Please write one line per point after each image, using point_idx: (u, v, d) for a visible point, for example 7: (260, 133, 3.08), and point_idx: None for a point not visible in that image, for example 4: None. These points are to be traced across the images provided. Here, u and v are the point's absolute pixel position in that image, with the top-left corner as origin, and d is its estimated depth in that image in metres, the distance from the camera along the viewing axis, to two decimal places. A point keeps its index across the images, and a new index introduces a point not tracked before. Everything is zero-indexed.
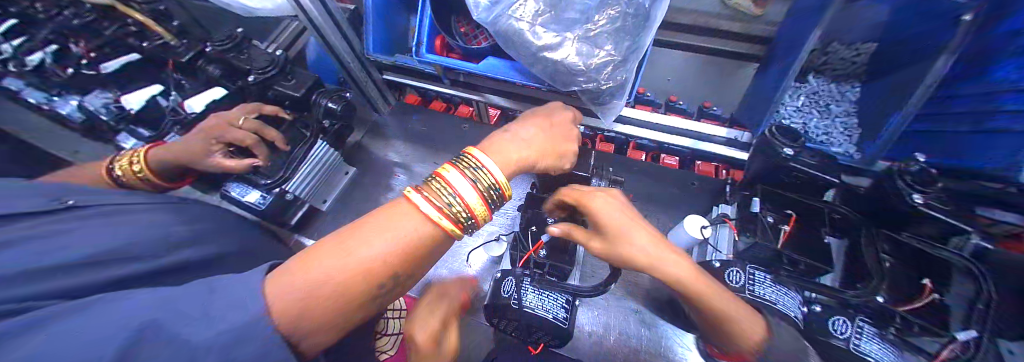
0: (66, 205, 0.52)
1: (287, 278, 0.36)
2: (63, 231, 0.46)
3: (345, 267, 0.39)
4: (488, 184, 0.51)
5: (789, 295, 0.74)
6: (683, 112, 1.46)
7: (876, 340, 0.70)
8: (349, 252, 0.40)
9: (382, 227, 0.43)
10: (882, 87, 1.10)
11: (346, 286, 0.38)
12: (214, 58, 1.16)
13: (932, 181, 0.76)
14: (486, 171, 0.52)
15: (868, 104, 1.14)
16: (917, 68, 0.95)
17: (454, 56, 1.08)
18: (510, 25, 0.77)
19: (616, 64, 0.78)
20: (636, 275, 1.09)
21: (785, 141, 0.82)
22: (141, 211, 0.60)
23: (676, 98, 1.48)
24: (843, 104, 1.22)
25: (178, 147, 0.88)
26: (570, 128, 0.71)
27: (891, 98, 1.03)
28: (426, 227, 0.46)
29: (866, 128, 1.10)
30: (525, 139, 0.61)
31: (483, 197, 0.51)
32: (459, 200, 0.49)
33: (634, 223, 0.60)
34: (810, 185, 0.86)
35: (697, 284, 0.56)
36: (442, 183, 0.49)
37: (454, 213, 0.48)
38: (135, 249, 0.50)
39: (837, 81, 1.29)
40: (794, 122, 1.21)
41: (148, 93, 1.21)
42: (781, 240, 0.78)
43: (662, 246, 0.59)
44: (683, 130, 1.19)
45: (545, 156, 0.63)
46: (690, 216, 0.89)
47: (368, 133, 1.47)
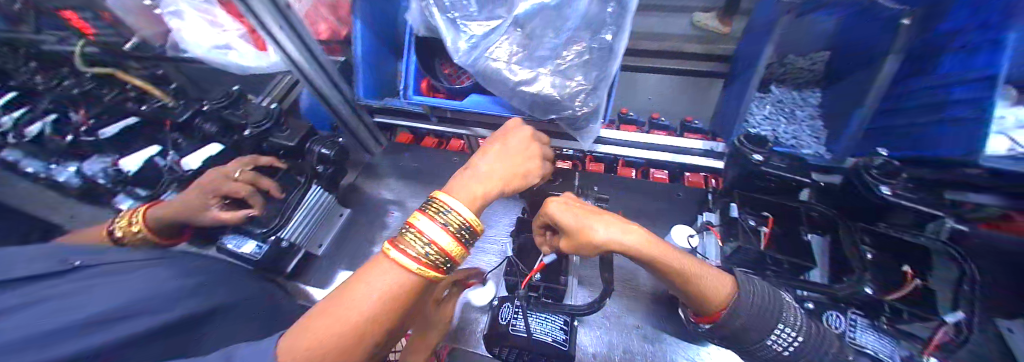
0: (73, 266, 0.53)
1: (292, 352, 0.38)
2: (69, 293, 0.47)
3: (337, 333, 0.41)
4: (459, 224, 0.55)
5: None
6: (664, 127, 1.53)
7: (870, 331, 0.73)
8: (341, 313, 0.42)
9: (366, 287, 0.45)
10: (842, 91, 1.18)
11: (342, 347, 0.41)
12: (211, 116, 1.23)
13: (895, 173, 0.79)
14: (454, 212, 0.55)
15: (831, 107, 1.21)
16: (869, 71, 1.03)
17: (440, 96, 1.14)
18: (488, 65, 0.84)
19: (588, 93, 0.85)
20: (634, 291, 1.10)
21: (754, 148, 0.88)
22: (139, 269, 0.61)
23: (656, 115, 1.56)
24: (807, 109, 1.30)
25: (175, 207, 0.93)
26: (529, 145, 0.74)
27: (851, 99, 1.10)
28: (407, 277, 0.48)
29: (832, 129, 1.17)
30: (488, 170, 0.65)
31: (456, 237, 0.54)
32: (433, 246, 0.52)
33: (585, 211, 0.67)
34: (786, 187, 0.91)
35: (651, 250, 0.63)
36: (414, 234, 0.52)
37: (432, 259, 0.50)
38: (132, 306, 0.51)
39: (799, 89, 1.38)
40: (764, 130, 1.25)
41: (145, 154, 1.23)
42: (763, 242, 0.80)
43: (616, 224, 0.66)
44: (661, 146, 1.26)
45: (513, 185, 0.68)
46: (677, 225, 0.97)
47: (362, 174, 1.51)
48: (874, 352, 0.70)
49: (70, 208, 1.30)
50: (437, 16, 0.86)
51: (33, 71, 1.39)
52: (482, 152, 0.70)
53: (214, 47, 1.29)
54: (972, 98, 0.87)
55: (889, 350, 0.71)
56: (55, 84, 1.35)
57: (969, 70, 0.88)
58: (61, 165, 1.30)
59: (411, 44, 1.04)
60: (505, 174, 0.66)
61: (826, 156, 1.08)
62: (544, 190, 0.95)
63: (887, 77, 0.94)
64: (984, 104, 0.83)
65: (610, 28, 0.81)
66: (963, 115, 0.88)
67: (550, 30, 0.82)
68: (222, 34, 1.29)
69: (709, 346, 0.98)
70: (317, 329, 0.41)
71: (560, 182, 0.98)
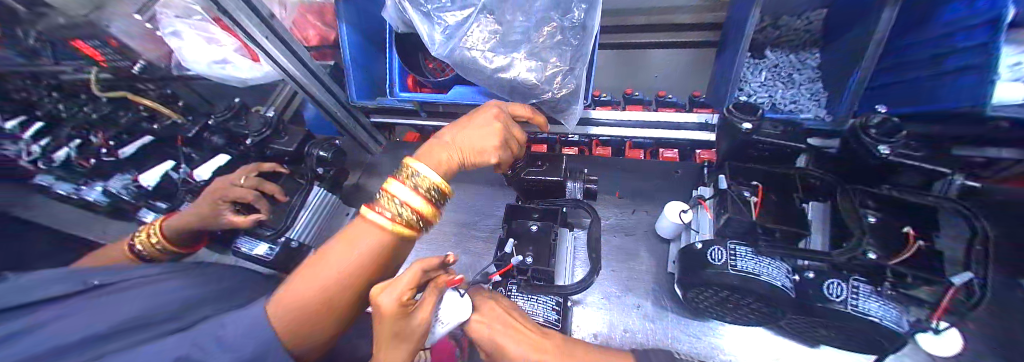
0: (92, 285, 0.59)
1: (281, 302, 0.50)
2: (89, 308, 0.52)
3: (317, 285, 0.52)
4: (428, 187, 0.62)
5: (772, 265, 0.75)
6: (674, 105, 1.51)
7: (875, 298, 0.70)
8: (322, 270, 0.53)
9: (343, 249, 0.55)
10: (840, 50, 1.12)
11: (324, 296, 0.52)
12: (217, 129, 1.30)
13: (896, 132, 0.74)
14: (423, 177, 0.63)
15: (829, 68, 1.16)
16: (864, 27, 0.98)
17: (427, 90, 1.16)
18: (464, 55, 0.84)
19: (565, 73, 0.85)
20: (634, 271, 1.11)
21: (743, 117, 0.85)
22: (160, 280, 0.66)
23: (664, 93, 1.52)
24: (806, 72, 1.24)
25: (189, 215, 0.98)
26: (493, 114, 0.75)
27: (850, 58, 1.04)
28: (383, 236, 0.57)
29: (832, 91, 1.11)
30: (451, 141, 0.71)
31: (426, 199, 0.62)
32: (406, 207, 0.59)
33: None
34: (778, 155, 0.88)
35: None
36: (385, 198, 0.60)
37: (406, 218, 0.58)
38: (147, 318, 0.54)
39: (795, 52, 1.32)
40: (759, 97, 1.22)
41: (161, 168, 1.27)
42: (755, 213, 0.78)
43: None
44: (654, 123, 1.24)
45: (482, 155, 0.71)
46: (670, 201, 0.97)
47: (364, 174, 1.57)
48: (875, 318, 0.68)
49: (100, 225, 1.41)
50: (412, 11, 0.87)
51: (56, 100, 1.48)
52: (450, 126, 0.76)
53: (212, 63, 1.34)
54: (979, 44, 0.81)
55: (893, 316, 0.69)
56: (77, 110, 1.44)
57: (973, 14, 0.82)
58: (90, 186, 1.40)
59: (393, 43, 1.05)
60: (468, 144, 0.71)
61: (825, 120, 1.02)
62: (528, 176, 0.95)
63: (884, 32, 0.88)
64: (990, 48, 0.78)
65: (579, 6, 0.80)
66: (971, 63, 0.82)
67: (519, 14, 0.82)
68: (219, 48, 1.33)
69: (712, 322, 0.98)
70: (304, 284, 0.52)
71: (546, 168, 0.97)
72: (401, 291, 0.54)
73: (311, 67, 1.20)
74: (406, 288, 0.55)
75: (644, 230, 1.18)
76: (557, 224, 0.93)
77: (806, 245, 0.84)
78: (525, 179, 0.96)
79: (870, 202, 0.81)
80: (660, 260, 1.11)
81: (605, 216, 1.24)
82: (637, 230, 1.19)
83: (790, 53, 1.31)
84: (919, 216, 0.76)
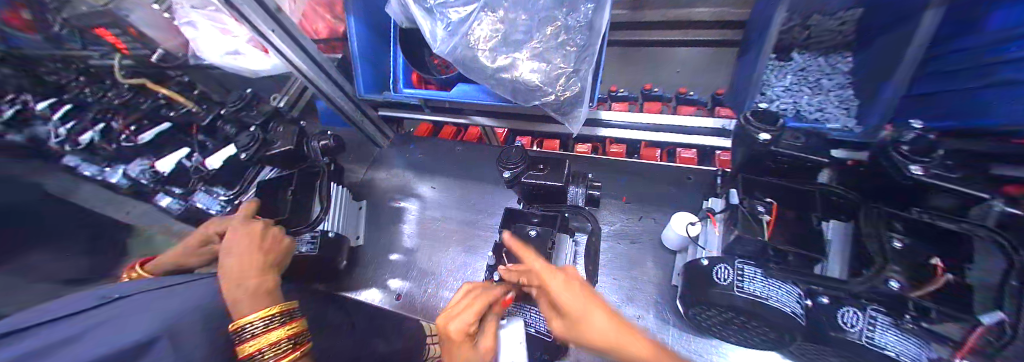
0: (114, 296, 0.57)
1: None
2: (113, 309, 0.52)
3: None
4: (269, 316, 0.63)
5: (781, 289, 0.70)
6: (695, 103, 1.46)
7: (892, 331, 0.65)
8: None
9: None
10: (874, 54, 1.04)
11: None
12: (229, 119, 1.34)
13: (931, 151, 0.67)
14: (258, 316, 0.61)
15: (862, 73, 1.08)
16: (902, 30, 0.90)
17: (431, 87, 1.13)
18: (466, 54, 0.81)
19: (567, 76, 0.81)
20: (635, 281, 1.07)
21: (760, 128, 0.79)
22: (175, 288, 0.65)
23: (685, 89, 1.48)
24: (835, 77, 1.16)
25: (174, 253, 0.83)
26: (271, 239, 0.84)
27: (885, 63, 0.96)
28: None
29: (863, 99, 1.03)
30: (241, 263, 0.73)
31: (277, 328, 0.62)
32: (278, 343, 0.61)
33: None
34: (799, 168, 0.82)
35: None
36: (246, 331, 0.59)
37: (282, 350, 0.60)
38: (185, 323, 0.54)
39: (825, 54, 1.25)
40: (783, 102, 1.15)
41: (176, 156, 1.31)
42: (766, 233, 0.73)
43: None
44: (665, 127, 1.18)
45: (270, 283, 0.73)
46: (678, 212, 0.93)
47: (371, 167, 1.58)
48: (894, 354, 0.63)
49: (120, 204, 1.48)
50: (414, 6, 0.83)
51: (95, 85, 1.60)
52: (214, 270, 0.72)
53: (225, 54, 1.36)
54: None
55: (913, 352, 0.64)
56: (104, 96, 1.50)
57: None
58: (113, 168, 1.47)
59: (396, 38, 1.02)
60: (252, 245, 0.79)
61: (854, 129, 0.94)
62: (526, 179, 0.93)
63: (928, 36, 0.80)
64: None
65: (587, 6, 0.76)
66: None
67: (522, 12, 0.77)
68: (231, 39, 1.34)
69: (715, 341, 0.94)
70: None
71: (547, 172, 0.93)
72: (466, 321, 0.63)
73: (317, 59, 1.20)
74: (471, 316, 0.64)
75: (649, 239, 1.14)
76: (556, 231, 0.90)
77: (823, 270, 0.80)
78: (524, 184, 0.93)
79: (898, 225, 0.75)
80: (665, 269, 1.07)
81: (610, 221, 1.20)
82: (642, 237, 1.15)
83: (820, 56, 1.24)
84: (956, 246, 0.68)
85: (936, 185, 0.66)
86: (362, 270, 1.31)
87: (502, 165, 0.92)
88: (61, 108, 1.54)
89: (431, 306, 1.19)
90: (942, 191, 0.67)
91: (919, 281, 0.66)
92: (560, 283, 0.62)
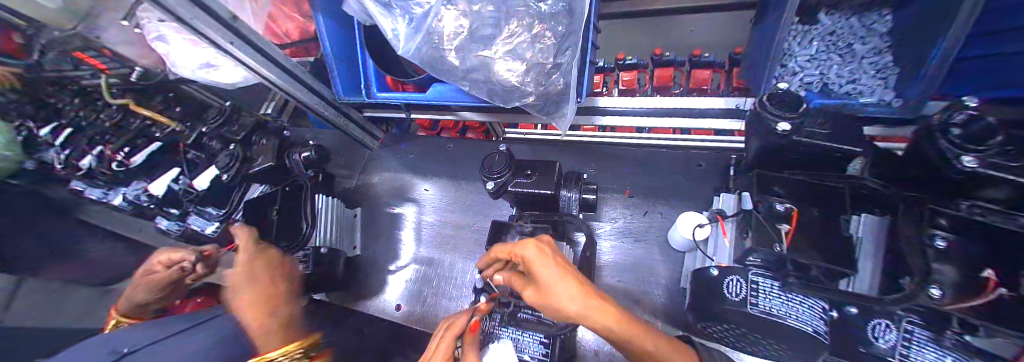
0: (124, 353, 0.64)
1: None
2: None
3: None
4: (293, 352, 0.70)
5: (805, 305, 0.63)
6: (709, 66, 1.36)
7: (930, 348, 0.58)
8: None
9: None
10: (916, 11, 0.87)
11: None
12: (213, 135, 1.30)
13: (988, 137, 0.52)
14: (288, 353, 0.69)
15: (901, 36, 0.92)
16: None
17: (409, 88, 1.05)
18: (433, 54, 0.71)
19: (548, 71, 0.71)
20: (642, 281, 1.01)
21: (778, 115, 0.69)
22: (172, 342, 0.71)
23: (699, 51, 1.34)
24: (871, 40, 1.00)
25: (137, 288, 0.92)
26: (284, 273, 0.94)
27: (930, 21, 0.80)
28: None
29: (903, 66, 0.88)
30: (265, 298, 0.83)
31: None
32: None
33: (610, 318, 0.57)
34: (824, 160, 0.73)
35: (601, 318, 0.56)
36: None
37: None
38: None
39: (859, 13, 1.06)
40: (807, 75, 1.06)
41: (167, 178, 1.27)
42: (786, 241, 0.63)
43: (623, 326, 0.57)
44: (670, 111, 1.05)
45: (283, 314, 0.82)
46: (685, 213, 0.85)
47: (364, 172, 1.54)
48: None
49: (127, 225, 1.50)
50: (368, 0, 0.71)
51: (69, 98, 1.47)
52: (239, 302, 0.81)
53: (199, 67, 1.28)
54: None
55: None
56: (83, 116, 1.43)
57: None
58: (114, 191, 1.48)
59: (360, 42, 0.92)
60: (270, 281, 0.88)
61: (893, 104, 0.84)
62: (511, 187, 0.84)
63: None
64: None
65: None
66: None
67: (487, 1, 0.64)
68: (202, 50, 1.26)
69: None
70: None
71: (535, 179, 0.85)
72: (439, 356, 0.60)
73: (287, 66, 1.11)
74: (447, 348, 0.61)
75: (656, 236, 1.06)
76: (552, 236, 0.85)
77: (850, 286, 0.71)
78: (511, 192, 0.85)
79: (942, 222, 0.57)
80: (674, 269, 1.00)
81: (612, 217, 1.11)
82: (648, 234, 1.07)
83: (852, 15, 1.06)
84: (1014, 250, 0.49)
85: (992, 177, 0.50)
86: (365, 279, 1.32)
87: (485, 175, 0.84)
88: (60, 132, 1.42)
89: (430, 315, 1.18)
90: (997, 184, 0.50)
91: (955, 296, 0.52)
92: (533, 252, 0.62)
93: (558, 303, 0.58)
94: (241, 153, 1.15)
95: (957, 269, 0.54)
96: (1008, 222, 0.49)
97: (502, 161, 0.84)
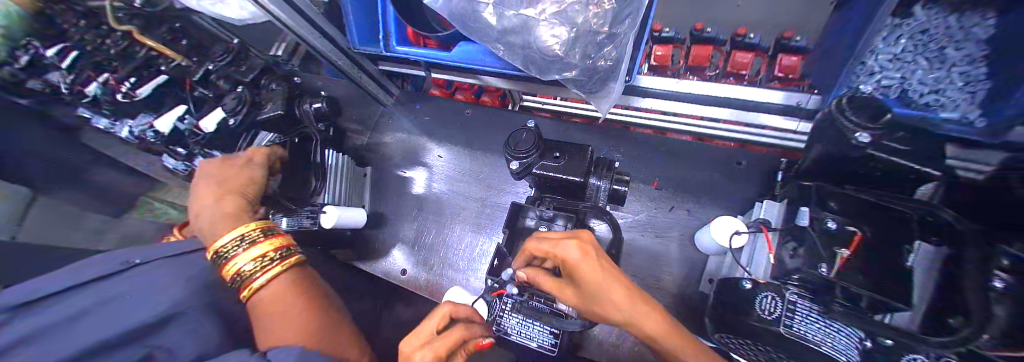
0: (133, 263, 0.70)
1: (270, 330, 0.66)
2: (108, 291, 0.62)
3: (305, 326, 0.67)
4: (243, 237, 0.73)
5: (841, 333, 0.58)
6: (754, 49, 1.21)
7: None
8: (282, 327, 0.66)
9: (284, 324, 0.66)
10: None
11: (308, 329, 0.67)
12: (220, 74, 1.21)
13: None
14: (240, 244, 0.71)
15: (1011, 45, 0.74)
16: None
17: (432, 44, 0.96)
18: (466, 5, 0.62)
19: (600, 41, 0.62)
20: (661, 279, 0.97)
21: (857, 123, 0.60)
22: (182, 263, 0.75)
23: (746, 31, 1.22)
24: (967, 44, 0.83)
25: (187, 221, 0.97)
26: (243, 166, 0.88)
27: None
28: (290, 294, 0.70)
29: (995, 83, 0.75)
30: (218, 200, 0.81)
31: (261, 246, 0.72)
32: (265, 258, 0.71)
33: (643, 309, 0.54)
34: (894, 181, 0.66)
35: (645, 322, 0.54)
36: (225, 253, 0.71)
37: (269, 262, 0.72)
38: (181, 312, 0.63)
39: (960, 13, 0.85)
40: (885, 77, 0.95)
41: (172, 115, 1.18)
42: (835, 265, 0.58)
43: (651, 315, 0.54)
44: (724, 99, 0.96)
45: (237, 212, 0.80)
46: (722, 217, 0.78)
47: (377, 130, 1.47)
48: None
49: (131, 155, 1.45)
50: None
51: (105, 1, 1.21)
52: (198, 199, 0.82)
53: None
54: None
55: None
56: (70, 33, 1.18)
57: None
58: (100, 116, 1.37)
59: None
60: (233, 180, 0.86)
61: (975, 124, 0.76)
62: (537, 170, 0.77)
63: None
64: None
65: None
66: None
67: None
68: None
69: None
70: (284, 315, 0.67)
71: (564, 163, 0.77)
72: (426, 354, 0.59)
73: (299, 6, 0.97)
74: (443, 348, 0.60)
75: (679, 233, 1.00)
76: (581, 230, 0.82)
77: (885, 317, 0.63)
78: (535, 175, 0.78)
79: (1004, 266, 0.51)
80: (691, 268, 0.96)
81: (634, 209, 1.05)
82: (672, 231, 1.00)
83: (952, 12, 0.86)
84: None
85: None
86: (371, 239, 1.29)
87: (510, 153, 0.77)
88: (65, 54, 1.17)
89: (436, 285, 1.17)
90: None
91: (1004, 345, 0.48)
92: (575, 251, 0.56)
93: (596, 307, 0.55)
94: (252, 98, 1.10)
95: (1009, 315, 0.48)
96: None
97: (531, 139, 0.76)
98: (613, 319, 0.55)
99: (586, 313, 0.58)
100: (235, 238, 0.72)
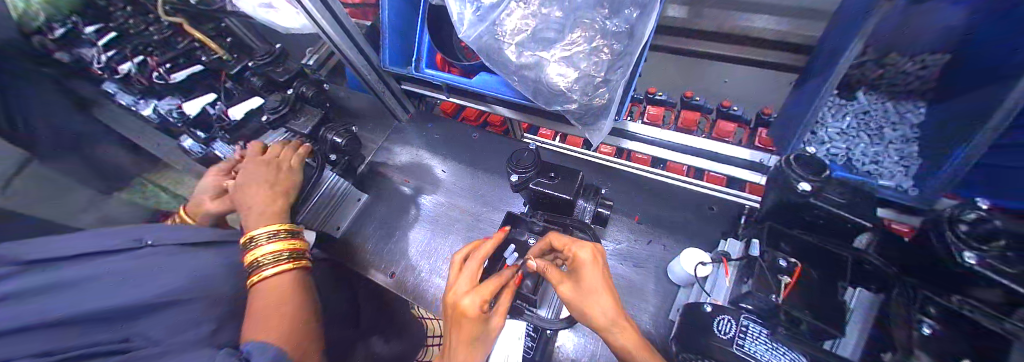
0: (144, 244, 0.72)
1: (253, 324, 0.64)
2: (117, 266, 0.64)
3: (289, 330, 0.64)
4: (271, 232, 0.79)
5: (787, 356, 0.65)
6: (734, 119, 1.42)
7: None
8: (264, 322, 0.64)
9: (266, 318, 0.65)
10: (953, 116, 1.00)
11: (288, 332, 0.64)
12: (257, 72, 1.33)
13: (992, 238, 0.55)
14: (266, 237, 0.77)
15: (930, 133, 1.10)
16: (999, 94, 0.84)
17: (455, 71, 1.13)
18: (493, 42, 0.77)
19: (597, 84, 0.76)
20: (635, 306, 1.03)
21: (801, 174, 0.74)
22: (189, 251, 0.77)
23: (728, 103, 1.42)
24: (901, 128, 1.19)
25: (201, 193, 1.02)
26: (288, 161, 0.98)
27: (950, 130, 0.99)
28: (285, 295, 0.70)
29: (924, 160, 1.07)
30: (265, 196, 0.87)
31: (283, 241, 0.78)
32: (283, 253, 0.76)
33: (622, 322, 0.62)
34: (830, 228, 0.77)
35: (621, 336, 0.62)
36: (255, 241, 0.77)
37: (282, 258, 0.75)
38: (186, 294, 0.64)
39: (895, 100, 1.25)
40: (837, 147, 1.21)
41: (201, 101, 1.31)
42: (782, 293, 0.68)
43: (627, 332, 0.62)
44: (701, 150, 1.11)
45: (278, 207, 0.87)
46: (690, 249, 0.91)
47: (388, 140, 1.58)
48: None
49: None
50: None
51: (115, 7, 1.71)
52: (245, 188, 0.89)
53: (259, 5, 1.24)
54: None
55: None
56: (116, 18, 1.60)
57: None
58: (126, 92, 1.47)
59: (425, 18, 0.99)
60: (280, 176, 0.94)
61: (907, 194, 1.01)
62: (533, 186, 0.88)
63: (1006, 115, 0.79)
64: None
65: (630, 12, 0.75)
66: None
67: (555, 8, 0.76)
68: None
69: None
70: (270, 311, 0.66)
71: (558, 182, 0.88)
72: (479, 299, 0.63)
73: (347, 26, 1.14)
74: (487, 293, 0.64)
75: (656, 266, 1.08)
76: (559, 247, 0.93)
77: (832, 345, 0.72)
78: (532, 190, 0.89)
79: (932, 311, 0.62)
80: (664, 299, 1.03)
81: (616, 238, 1.14)
82: (649, 263, 1.09)
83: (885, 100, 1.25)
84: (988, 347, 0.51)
85: (985, 276, 0.55)
86: (362, 238, 1.34)
87: (512, 168, 0.88)
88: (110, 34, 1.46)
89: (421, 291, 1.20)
90: (988, 286, 0.55)
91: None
92: (583, 255, 0.67)
93: (591, 307, 0.63)
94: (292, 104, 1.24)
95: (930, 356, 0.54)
96: (992, 322, 0.53)
97: (530, 159, 0.88)
98: (594, 323, 0.63)
99: (573, 311, 0.67)
100: (268, 231, 0.78)
